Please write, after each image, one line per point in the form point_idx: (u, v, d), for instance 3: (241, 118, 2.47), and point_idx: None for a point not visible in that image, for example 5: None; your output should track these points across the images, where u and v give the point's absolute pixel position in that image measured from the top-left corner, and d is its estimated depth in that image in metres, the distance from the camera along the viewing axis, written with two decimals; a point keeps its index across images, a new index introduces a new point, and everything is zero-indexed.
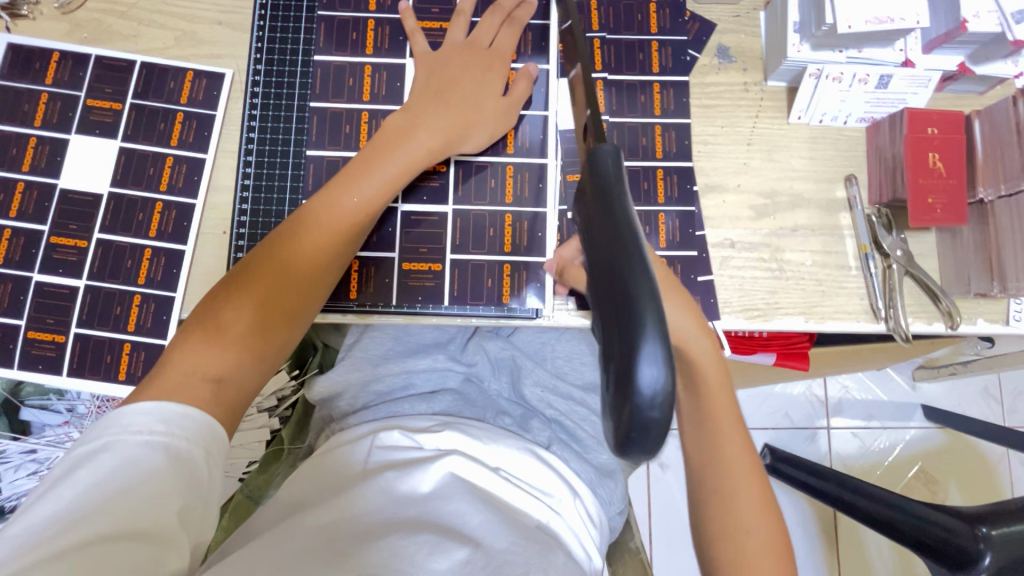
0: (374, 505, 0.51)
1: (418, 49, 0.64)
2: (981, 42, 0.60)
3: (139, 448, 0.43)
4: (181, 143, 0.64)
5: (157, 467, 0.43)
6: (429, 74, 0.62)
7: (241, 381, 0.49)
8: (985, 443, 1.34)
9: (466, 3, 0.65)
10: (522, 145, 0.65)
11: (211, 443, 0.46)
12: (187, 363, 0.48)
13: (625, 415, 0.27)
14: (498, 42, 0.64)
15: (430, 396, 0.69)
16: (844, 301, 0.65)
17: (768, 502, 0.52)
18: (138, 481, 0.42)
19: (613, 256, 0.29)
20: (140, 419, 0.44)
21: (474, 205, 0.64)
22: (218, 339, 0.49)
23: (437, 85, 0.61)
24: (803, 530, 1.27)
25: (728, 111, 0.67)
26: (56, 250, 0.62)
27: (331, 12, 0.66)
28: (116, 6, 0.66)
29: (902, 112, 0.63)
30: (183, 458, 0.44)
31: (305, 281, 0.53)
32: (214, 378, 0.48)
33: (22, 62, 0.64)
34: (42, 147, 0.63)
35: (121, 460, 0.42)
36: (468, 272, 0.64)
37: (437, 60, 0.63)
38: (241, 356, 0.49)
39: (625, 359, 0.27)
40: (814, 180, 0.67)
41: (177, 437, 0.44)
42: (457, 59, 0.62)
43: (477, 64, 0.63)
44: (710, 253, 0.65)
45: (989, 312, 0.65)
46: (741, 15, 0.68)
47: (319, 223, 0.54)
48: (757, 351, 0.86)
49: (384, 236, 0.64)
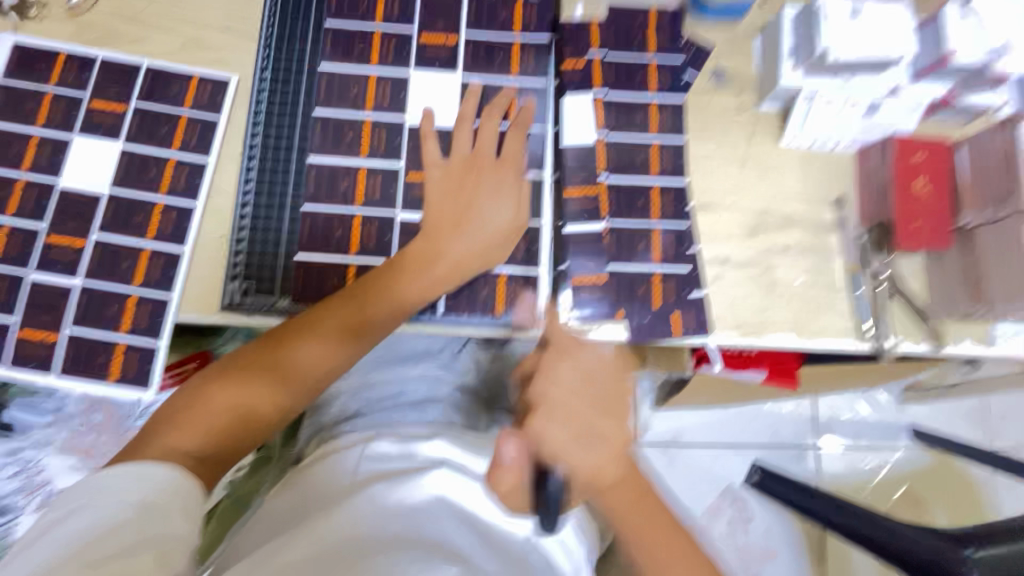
0: (363, 517, 0.51)
1: (430, 156, 0.63)
2: (966, 72, 0.62)
3: (111, 506, 0.43)
4: (183, 147, 0.65)
5: (128, 519, 0.43)
6: (442, 197, 0.62)
7: (219, 456, 0.52)
8: (972, 465, 1.35)
9: (468, 106, 0.65)
10: None
11: (184, 497, 0.46)
12: (174, 438, 0.50)
13: None
14: (506, 148, 0.64)
15: (422, 405, 0.70)
16: (833, 319, 0.66)
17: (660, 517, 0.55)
18: (108, 535, 0.41)
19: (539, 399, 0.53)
20: (115, 480, 0.45)
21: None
22: (206, 419, 0.52)
23: (452, 214, 0.61)
24: (790, 548, 1.27)
25: (722, 132, 0.69)
26: (53, 249, 0.62)
27: (338, 22, 0.67)
28: (124, 10, 0.67)
29: (891, 138, 0.65)
30: (154, 509, 0.44)
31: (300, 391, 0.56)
32: (195, 456, 0.50)
33: (28, 62, 0.65)
34: (44, 146, 0.63)
35: (93, 519, 0.42)
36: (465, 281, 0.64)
37: (453, 168, 0.63)
38: (219, 436, 0.52)
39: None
40: (805, 200, 0.69)
41: (147, 492, 0.45)
42: (469, 175, 0.62)
43: (486, 180, 0.63)
44: (703, 269, 0.66)
45: (974, 334, 0.66)
46: (736, 39, 0.70)
47: (326, 329, 0.57)
48: (749, 367, 0.87)
49: (382, 244, 0.64)
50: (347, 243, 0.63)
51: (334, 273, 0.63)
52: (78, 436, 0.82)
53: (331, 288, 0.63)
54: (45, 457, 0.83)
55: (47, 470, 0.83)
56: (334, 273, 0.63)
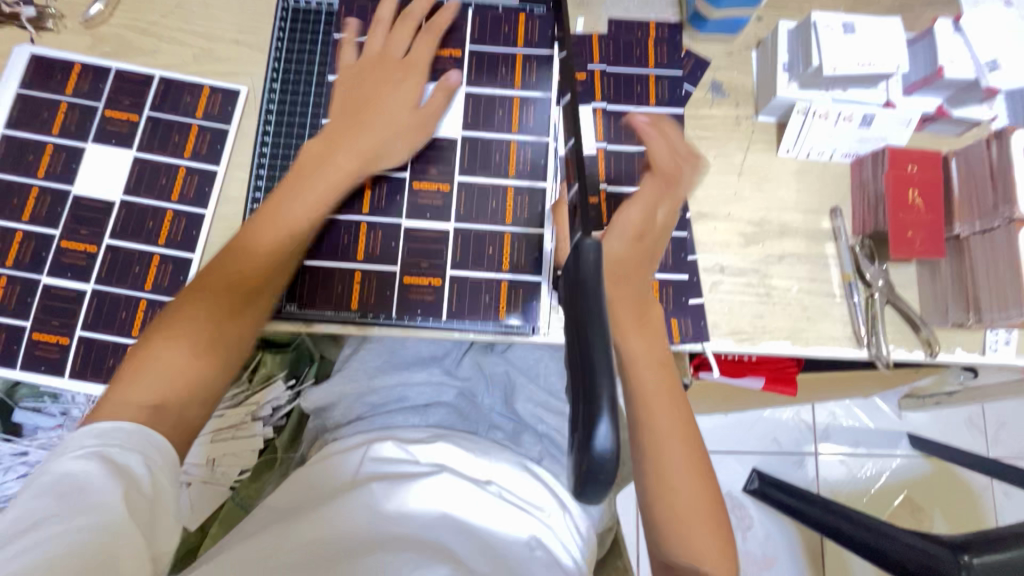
0: (361, 517, 0.53)
1: (345, 62, 0.66)
2: (957, 87, 0.65)
3: (72, 462, 0.43)
4: (194, 155, 0.66)
5: (91, 474, 0.42)
6: (348, 93, 0.64)
7: (182, 406, 0.49)
8: (970, 474, 1.36)
9: (384, 12, 0.67)
10: (523, 168, 0.67)
11: (149, 450, 0.45)
12: (124, 393, 0.48)
13: (584, 460, 0.31)
14: (414, 50, 0.66)
15: (424, 409, 0.72)
16: (828, 327, 0.68)
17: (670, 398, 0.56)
18: (75, 490, 0.41)
19: (581, 328, 0.35)
20: (78, 438, 0.44)
21: (475, 224, 0.66)
22: (154, 367, 0.49)
23: (356, 104, 0.63)
24: (789, 555, 1.28)
25: (719, 143, 0.71)
26: (65, 255, 0.64)
27: (347, 35, 0.69)
28: (138, 23, 0.69)
29: (884, 150, 0.66)
30: (115, 463, 0.43)
31: (243, 311, 0.54)
32: (151, 404, 0.48)
33: (44, 72, 0.66)
34: (58, 154, 0.65)
35: (58, 475, 0.42)
36: (468, 288, 0.66)
37: (356, 71, 0.65)
38: (173, 381, 0.49)
39: (587, 417, 0.32)
40: (802, 211, 0.70)
41: (110, 445, 0.44)
42: (373, 72, 0.64)
43: (392, 80, 0.64)
44: (701, 278, 0.68)
45: (966, 342, 0.68)
46: (734, 53, 0.72)
47: (253, 230, 0.56)
48: (747, 374, 0.88)
49: (387, 251, 0.65)
50: (353, 251, 0.65)
51: (341, 280, 0.65)
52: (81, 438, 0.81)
53: (338, 293, 0.64)
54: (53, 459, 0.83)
55: None
56: (341, 279, 0.65)
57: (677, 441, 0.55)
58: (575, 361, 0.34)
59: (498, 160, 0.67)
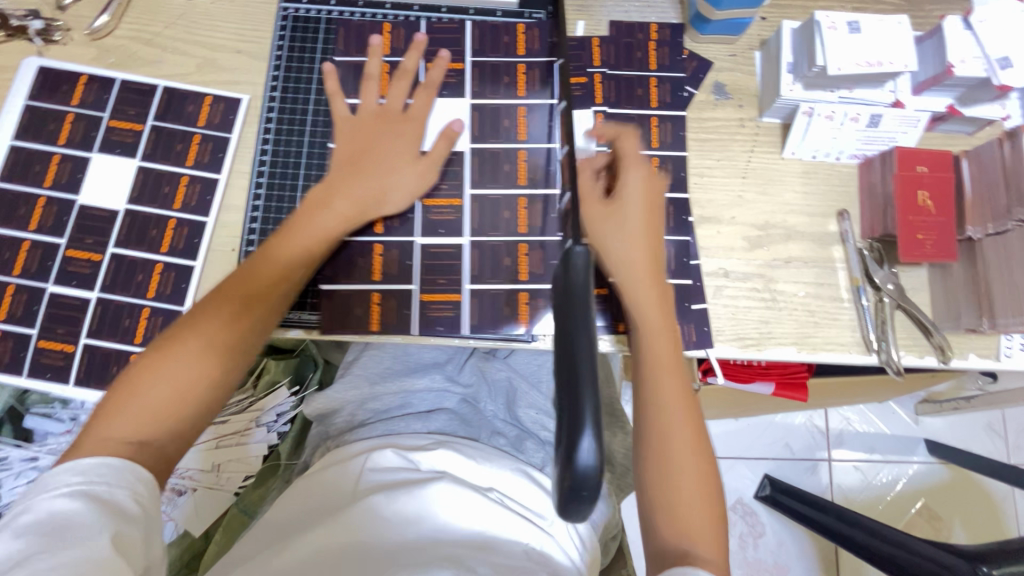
0: (365, 528, 0.54)
1: (339, 113, 0.66)
2: (967, 85, 0.63)
3: (55, 502, 0.43)
4: (196, 164, 0.67)
5: (77, 512, 0.43)
6: (345, 142, 0.64)
7: (164, 441, 0.49)
8: (990, 481, 1.32)
9: (374, 64, 0.67)
10: (532, 176, 0.67)
11: (135, 484, 0.46)
12: (108, 430, 0.48)
13: (566, 474, 0.30)
14: (414, 105, 0.66)
15: (426, 415, 0.72)
16: (836, 333, 0.66)
17: (688, 419, 0.53)
18: (61, 529, 0.42)
19: (567, 340, 0.33)
20: (57, 477, 0.44)
21: (490, 235, 0.66)
22: (136, 408, 0.49)
23: (352, 155, 0.63)
24: (802, 564, 1.25)
25: (723, 146, 0.70)
26: (71, 263, 0.64)
27: (347, 57, 0.69)
28: (142, 34, 0.70)
29: (893, 150, 0.65)
30: (102, 501, 0.44)
31: (241, 347, 0.54)
32: (136, 440, 0.48)
33: (51, 84, 0.68)
34: (64, 165, 0.66)
35: (42, 514, 0.42)
36: (486, 302, 0.65)
37: (353, 126, 0.65)
38: (157, 419, 0.49)
39: (569, 431, 0.31)
40: (807, 213, 0.69)
41: (96, 483, 0.45)
42: (370, 126, 0.65)
43: (391, 133, 0.65)
44: (704, 282, 0.67)
45: (981, 348, 0.66)
46: (737, 54, 0.71)
47: (245, 277, 0.56)
48: (756, 380, 0.86)
49: (403, 270, 0.65)
50: (369, 271, 0.64)
51: (359, 301, 0.64)
52: None
53: (355, 316, 0.64)
54: None
55: None
56: (359, 300, 0.64)
57: (687, 451, 0.53)
58: (559, 370, 0.33)
59: (507, 170, 0.67)
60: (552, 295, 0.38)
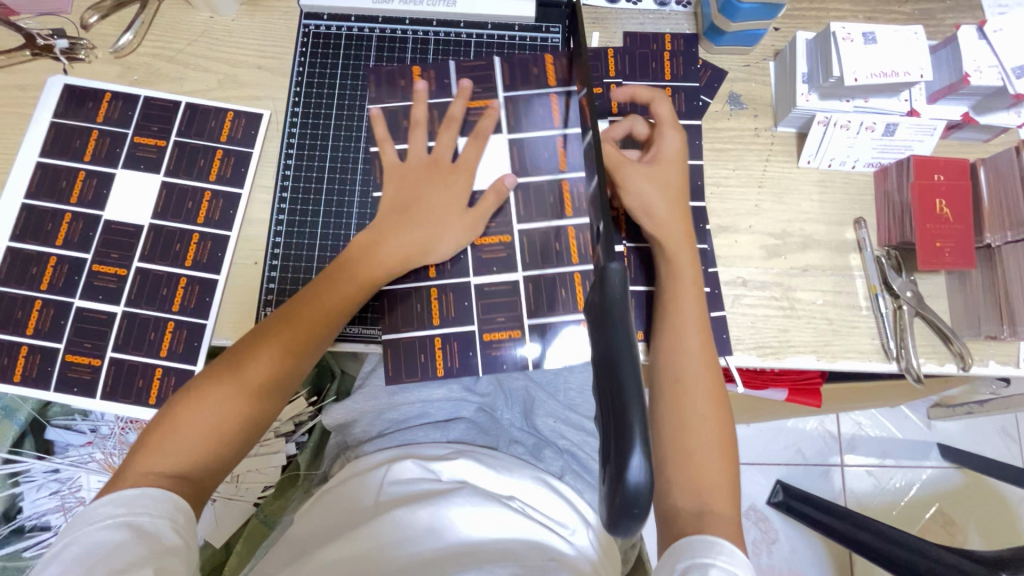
0: (389, 541, 0.55)
1: (388, 160, 0.67)
2: (983, 93, 0.63)
3: (99, 533, 0.44)
4: (219, 178, 0.68)
5: (120, 543, 0.44)
6: (395, 189, 0.65)
7: (201, 475, 0.51)
8: (1005, 486, 1.31)
9: (420, 111, 0.68)
10: (580, 205, 0.68)
11: (175, 514, 0.47)
12: (150, 462, 0.49)
13: (617, 493, 0.31)
14: (463, 156, 0.67)
15: (445, 424, 0.72)
16: (855, 340, 0.66)
17: (715, 428, 0.54)
18: (105, 560, 0.43)
19: (609, 360, 0.34)
20: (101, 509, 0.46)
21: (547, 267, 0.67)
22: (177, 444, 0.50)
23: (403, 201, 0.64)
24: (816, 570, 1.25)
25: (739, 155, 0.70)
26: (97, 278, 0.65)
27: (380, 103, 0.70)
28: (165, 51, 0.71)
29: (908, 158, 0.65)
30: (143, 532, 0.45)
31: (282, 386, 0.55)
32: (175, 476, 0.49)
33: (77, 102, 0.69)
34: (90, 181, 0.67)
35: (87, 545, 0.44)
36: (545, 336, 0.66)
37: (402, 174, 0.66)
38: (196, 456, 0.50)
39: (618, 449, 0.32)
40: (824, 221, 0.69)
41: (138, 514, 0.46)
42: (419, 175, 0.65)
43: (440, 181, 0.65)
44: (723, 291, 0.67)
45: (1000, 354, 0.66)
46: (751, 65, 0.72)
47: (289, 318, 0.57)
48: (771, 386, 0.87)
49: (462, 311, 0.66)
50: (429, 316, 0.66)
51: (422, 347, 0.66)
52: (110, 457, 0.84)
53: (421, 362, 0.66)
54: (83, 476, 0.86)
55: (83, 488, 0.86)
56: (422, 347, 0.66)
57: (717, 467, 0.52)
58: (602, 392, 0.34)
59: (554, 201, 0.68)
60: (589, 314, 0.39)
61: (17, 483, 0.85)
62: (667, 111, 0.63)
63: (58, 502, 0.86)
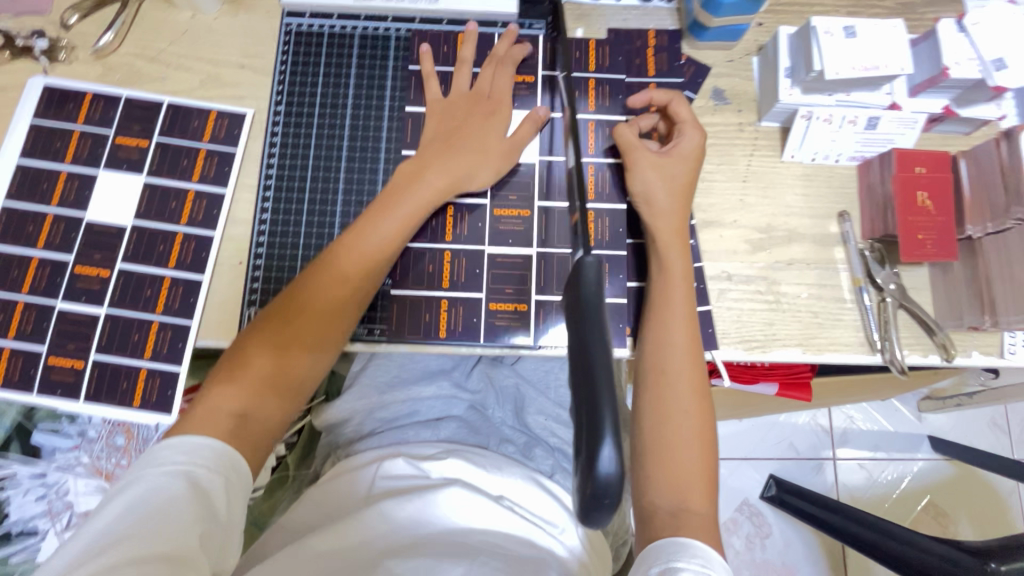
0: (376, 533, 0.54)
1: (432, 96, 0.69)
2: (964, 87, 0.64)
3: (162, 476, 0.47)
4: (202, 178, 0.67)
5: (178, 493, 0.46)
6: (437, 123, 0.67)
7: (262, 416, 0.53)
8: (996, 476, 1.32)
9: (467, 50, 0.70)
10: (601, 189, 0.68)
11: (230, 473, 0.50)
12: (218, 397, 0.52)
13: (588, 483, 0.31)
14: (498, 87, 0.69)
15: (435, 422, 0.71)
16: (840, 333, 0.67)
17: (697, 420, 0.54)
18: (165, 508, 0.45)
19: (583, 351, 0.35)
20: (168, 452, 0.49)
21: (555, 247, 0.67)
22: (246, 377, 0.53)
23: (444, 133, 0.65)
24: (809, 563, 1.25)
25: (724, 150, 0.70)
26: (80, 280, 0.65)
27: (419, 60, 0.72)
28: (146, 51, 0.70)
29: (891, 151, 0.66)
30: (199, 486, 0.47)
31: (338, 313, 0.57)
32: (238, 413, 0.52)
33: (57, 103, 0.68)
34: (72, 182, 0.67)
35: (146, 487, 0.46)
36: (551, 313, 0.66)
37: (444, 107, 0.68)
38: (260, 391, 0.53)
39: (589, 441, 0.32)
40: (808, 216, 0.69)
41: (196, 466, 0.48)
42: (460, 109, 0.67)
43: (479, 115, 0.66)
44: (708, 286, 0.67)
45: (983, 344, 0.66)
46: (735, 60, 0.72)
47: (338, 253, 0.58)
48: (759, 381, 0.87)
49: (472, 277, 0.66)
50: (438, 278, 0.66)
51: (428, 308, 0.65)
52: (98, 460, 0.84)
53: (425, 322, 0.65)
54: (70, 480, 0.86)
55: (71, 492, 0.86)
56: (428, 308, 0.65)
57: (697, 459, 0.53)
58: (575, 383, 0.34)
59: None
60: (564, 307, 0.39)
61: (4, 487, 0.85)
62: (688, 111, 0.64)
63: (44, 507, 0.85)
